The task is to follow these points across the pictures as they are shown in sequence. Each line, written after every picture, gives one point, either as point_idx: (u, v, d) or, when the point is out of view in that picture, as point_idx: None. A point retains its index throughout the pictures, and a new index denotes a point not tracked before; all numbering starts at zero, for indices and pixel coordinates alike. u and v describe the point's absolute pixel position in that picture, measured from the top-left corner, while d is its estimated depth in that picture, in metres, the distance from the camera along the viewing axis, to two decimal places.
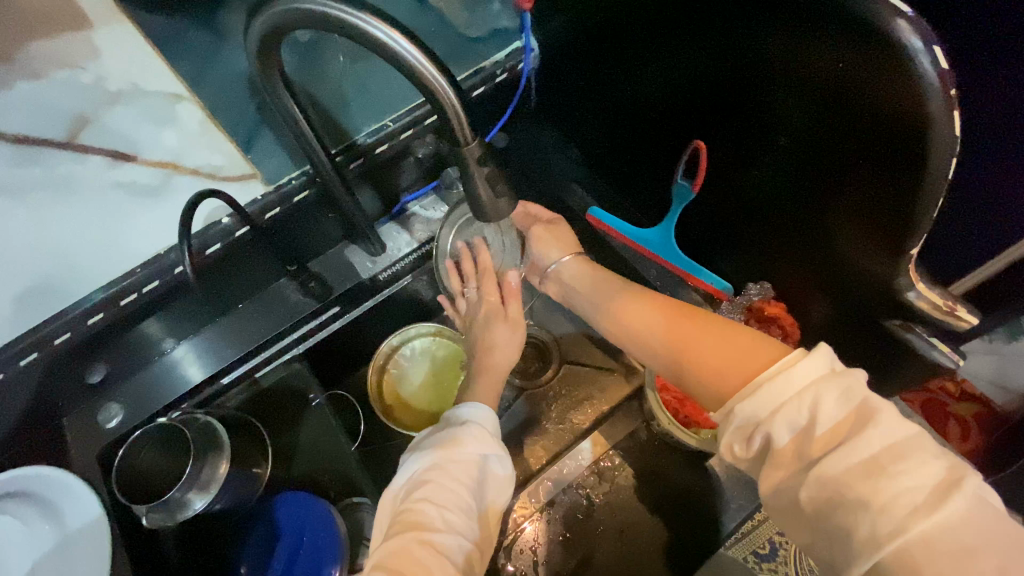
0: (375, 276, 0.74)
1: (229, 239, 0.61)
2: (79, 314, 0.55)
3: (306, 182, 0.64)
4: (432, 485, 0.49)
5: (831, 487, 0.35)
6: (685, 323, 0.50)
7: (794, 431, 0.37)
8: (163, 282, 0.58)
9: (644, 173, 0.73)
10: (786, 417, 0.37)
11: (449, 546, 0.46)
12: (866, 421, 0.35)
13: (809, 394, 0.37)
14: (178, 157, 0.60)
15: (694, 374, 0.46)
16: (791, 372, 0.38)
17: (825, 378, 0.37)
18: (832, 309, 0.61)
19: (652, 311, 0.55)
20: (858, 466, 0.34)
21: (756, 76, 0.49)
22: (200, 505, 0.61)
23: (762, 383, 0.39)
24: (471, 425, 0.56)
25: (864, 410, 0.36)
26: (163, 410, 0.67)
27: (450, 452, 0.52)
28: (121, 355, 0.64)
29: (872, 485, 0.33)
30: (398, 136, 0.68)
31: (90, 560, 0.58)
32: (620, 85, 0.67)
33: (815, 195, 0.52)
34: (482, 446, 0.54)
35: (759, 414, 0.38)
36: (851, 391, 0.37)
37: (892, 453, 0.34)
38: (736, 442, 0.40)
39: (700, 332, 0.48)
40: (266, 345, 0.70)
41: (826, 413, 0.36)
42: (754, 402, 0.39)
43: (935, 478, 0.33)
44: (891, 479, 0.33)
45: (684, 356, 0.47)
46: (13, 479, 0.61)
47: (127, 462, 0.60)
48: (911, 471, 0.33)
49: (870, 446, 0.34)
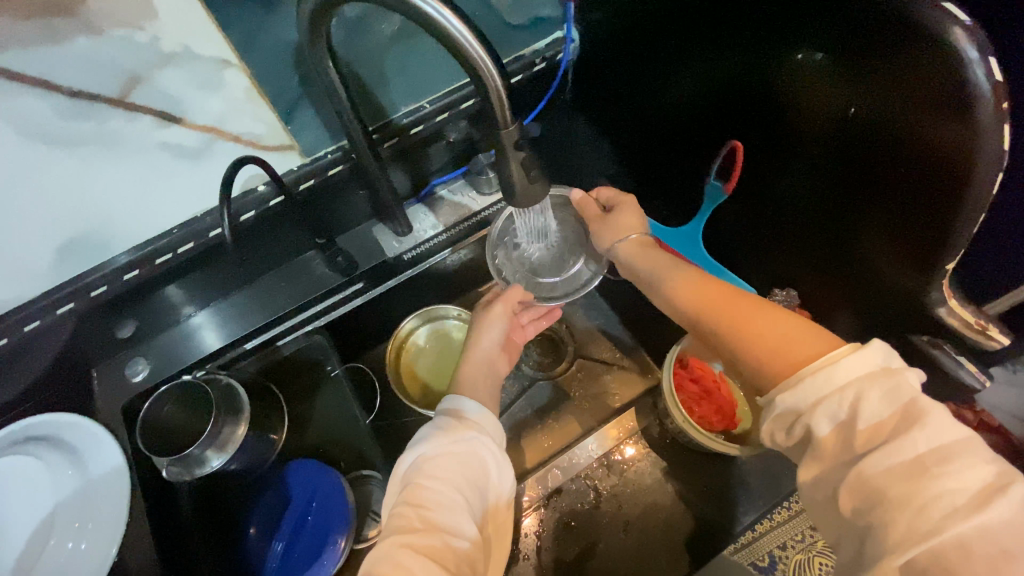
0: (399, 255, 0.75)
1: (262, 208, 0.64)
2: (114, 272, 0.58)
3: (341, 157, 0.65)
4: (420, 487, 0.50)
5: (871, 485, 0.35)
6: (746, 304, 0.49)
7: (835, 422, 0.38)
8: (198, 245, 0.60)
9: (675, 171, 0.73)
10: (825, 411, 0.38)
11: (440, 547, 0.45)
12: (912, 422, 0.35)
13: (852, 389, 0.38)
14: (223, 121, 0.60)
15: (748, 358, 0.46)
16: (836, 366, 0.39)
17: (873, 375, 0.38)
18: (858, 323, 0.60)
19: (710, 291, 0.53)
20: (902, 466, 0.35)
21: (799, 86, 0.49)
22: (217, 463, 0.63)
23: (805, 375, 0.40)
24: (453, 423, 0.56)
25: (912, 410, 0.36)
26: (187, 369, 0.69)
27: (437, 452, 0.53)
28: (146, 314, 0.68)
29: (917, 486, 0.34)
30: (434, 118, 0.69)
31: (111, 512, 0.61)
32: (660, 83, 0.66)
33: (850, 204, 0.52)
34: (467, 445, 0.54)
35: (799, 406, 0.39)
36: (898, 390, 0.37)
37: (938, 455, 0.34)
38: (776, 429, 0.41)
39: (757, 319, 0.47)
40: (294, 311, 0.72)
41: (869, 410, 0.37)
42: (796, 391, 0.39)
43: (980, 483, 0.33)
44: (934, 479, 0.33)
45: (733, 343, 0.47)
46: (38, 424, 0.65)
47: (150, 417, 0.62)
48: (955, 473, 0.33)
49: (915, 447, 0.35)
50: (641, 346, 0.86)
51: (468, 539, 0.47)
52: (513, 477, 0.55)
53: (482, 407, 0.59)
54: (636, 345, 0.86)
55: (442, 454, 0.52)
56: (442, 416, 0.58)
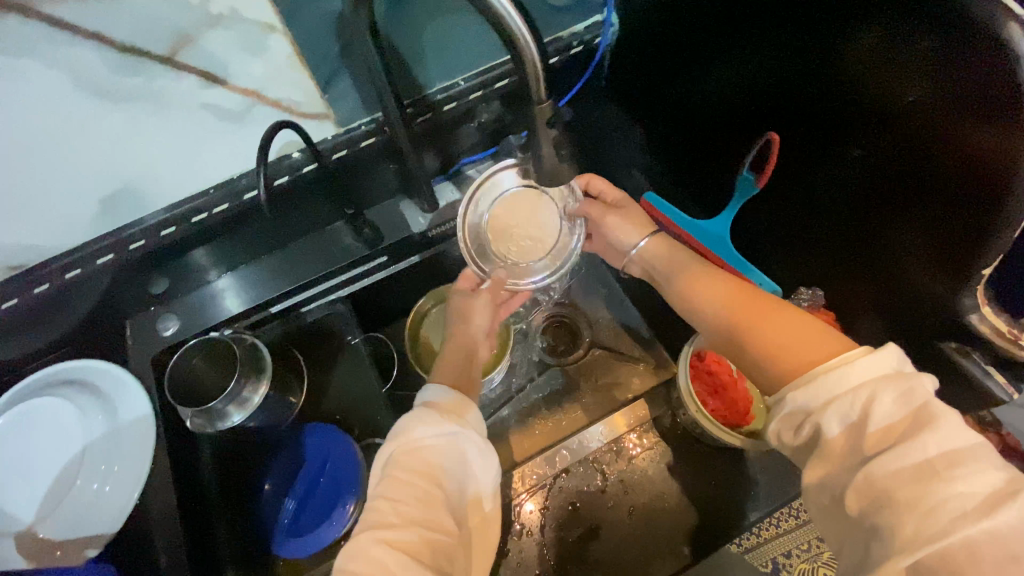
0: (424, 233, 0.76)
1: (295, 174, 0.66)
2: (152, 227, 0.61)
3: (375, 130, 0.66)
4: (397, 480, 0.48)
5: (879, 486, 0.35)
6: (757, 302, 0.49)
7: (845, 423, 0.38)
8: (232, 207, 0.63)
9: (712, 165, 0.71)
10: (834, 411, 0.38)
11: (415, 543, 0.44)
12: (924, 425, 0.35)
13: (865, 390, 0.37)
14: (264, 87, 0.59)
15: (760, 354, 0.46)
16: (851, 367, 0.38)
17: (887, 378, 0.37)
18: (884, 328, 0.59)
19: (726, 289, 0.52)
20: (912, 469, 0.34)
21: (843, 81, 0.48)
22: (237, 419, 0.66)
23: (818, 374, 0.40)
24: (436, 412, 0.53)
25: (924, 413, 0.35)
26: (215, 326, 0.72)
27: (416, 444, 0.50)
28: (176, 273, 0.70)
29: (926, 489, 0.33)
30: (469, 95, 0.69)
31: (136, 458, 0.64)
32: (700, 73, 0.65)
33: (885, 204, 0.51)
34: (451, 438, 0.51)
35: (809, 405, 0.39)
36: (912, 393, 0.36)
37: (949, 459, 0.33)
38: (785, 429, 0.41)
39: (774, 316, 0.47)
40: (320, 280, 0.74)
41: (880, 412, 0.36)
42: (806, 392, 0.40)
43: (990, 487, 0.32)
44: (944, 483, 0.33)
45: (749, 339, 0.47)
46: (74, 368, 0.69)
47: (177, 369, 0.64)
48: (966, 478, 0.33)
49: (926, 450, 0.34)
50: (658, 340, 0.86)
51: (448, 533, 0.46)
52: (498, 468, 0.54)
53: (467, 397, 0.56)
54: (653, 338, 0.86)
55: (421, 446, 0.50)
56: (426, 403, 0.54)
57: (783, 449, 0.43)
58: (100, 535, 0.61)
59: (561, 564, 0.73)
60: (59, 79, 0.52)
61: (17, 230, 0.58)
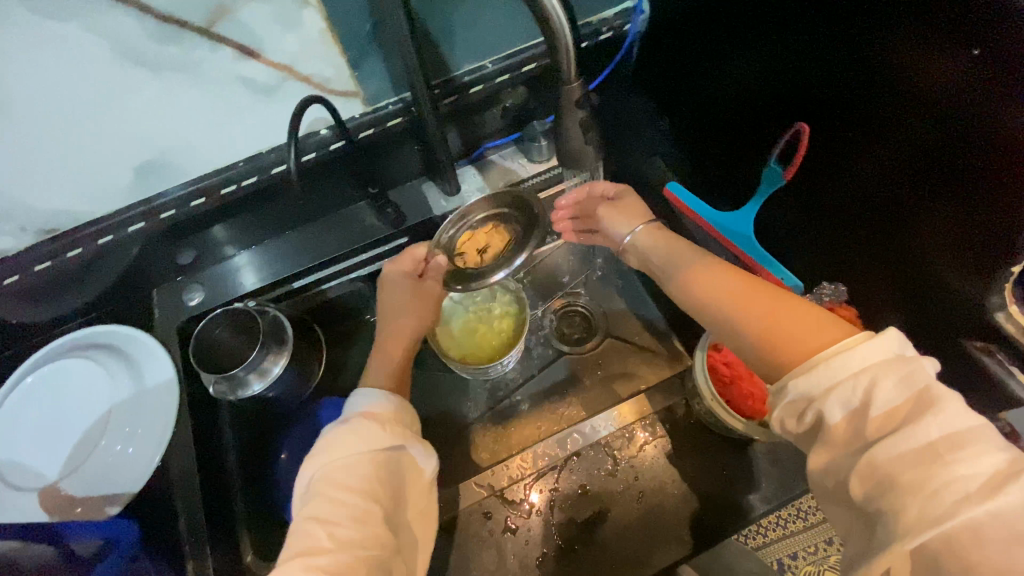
0: (445, 215, 0.76)
1: (322, 151, 0.68)
2: (181, 197, 0.65)
3: (402, 110, 0.69)
4: (331, 496, 0.48)
5: (883, 470, 0.35)
6: (749, 283, 0.48)
7: (848, 410, 0.37)
8: (261, 179, 0.67)
9: (736, 155, 0.70)
10: (837, 397, 0.37)
11: (350, 562, 0.44)
12: (926, 408, 0.35)
13: (866, 375, 0.37)
14: (296, 63, 0.58)
15: (758, 342, 0.44)
16: (854, 351, 0.38)
17: (888, 362, 0.37)
18: (905, 325, 0.59)
19: (719, 278, 0.50)
20: (914, 453, 0.34)
21: (881, 72, 0.47)
22: (258, 388, 0.67)
23: (819, 360, 0.39)
24: (365, 426, 0.53)
25: (925, 397, 0.35)
26: (240, 297, 0.73)
27: (349, 458, 0.51)
28: (201, 243, 0.73)
29: (927, 472, 0.33)
30: (495, 79, 0.71)
31: (159, 420, 0.66)
32: (728, 63, 0.65)
33: (910, 198, 0.50)
34: (387, 446, 0.53)
35: (812, 391, 0.38)
36: (912, 376, 0.36)
37: (952, 442, 0.33)
38: (787, 417, 0.41)
39: (769, 298, 0.46)
40: (343, 258, 0.75)
41: (882, 396, 0.36)
42: (807, 379, 0.39)
43: (993, 469, 0.32)
44: (947, 466, 0.32)
45: (745, 320, 0.46)
46: (105, 333, 0.71)
47: (203, 334, 0.66)
48: (969, 460, 0.32)
49: (928, 433, 0.34)
50: (673, 333, 0.86)
51: (383, 546, 0.47)
52: (430, 472, 0.57)
53: (399, 403, 0.58)
54: (668, 330, 0.86)
55: (354, 460, 0.51)
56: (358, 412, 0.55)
57: (785, 436, 0.43)
58: (121, 495, 0.62)
59: (566, 544, 0.73)
60: (99, 48, 0.49)
61: (52, 197, 0.59)
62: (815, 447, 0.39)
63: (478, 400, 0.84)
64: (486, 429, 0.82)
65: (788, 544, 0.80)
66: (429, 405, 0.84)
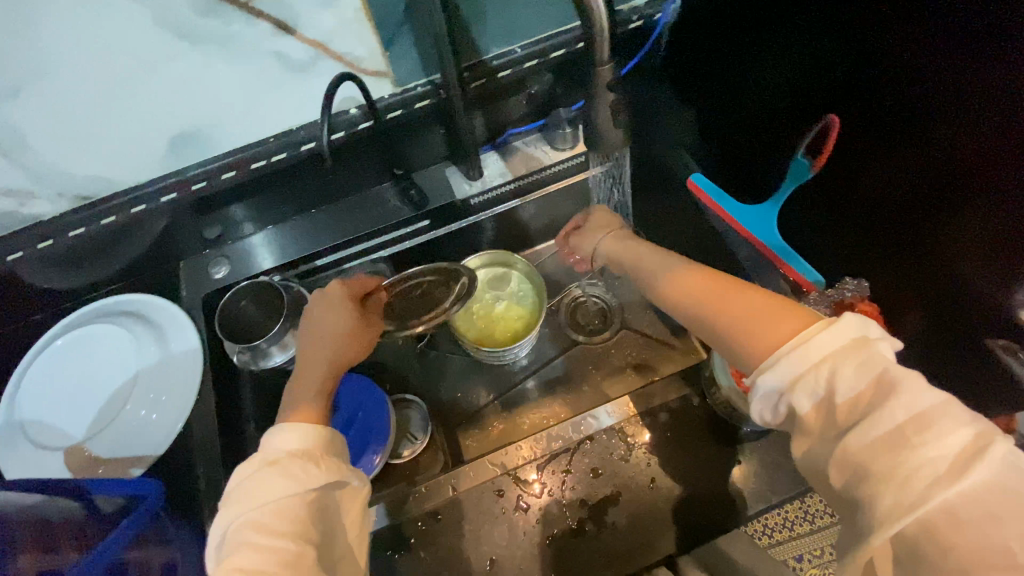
0: (467, 199, 0.77)
1: (351, 130, 0.68)
2: (214, 169, 0.66)
3: (430, 91, 0.69)
4: (250, 548, 0.40)
5: (855, 460, 0.35)
6: (717, 281, 0.48)
7: (815, 400, 0.37)
8: (290, 155, 0.68)
9: (761, 150, 0.70)
10: (802, 389, 0.38)
11: None
12: (888, 392, 0.35)
13: (827, 364, 0.37)
14: (330, 40, 0.59)
15: (731, 337, 0.44)
16: (810, 345, 0.38)
17: (847, 349, 0.37)
18: (926, 325, 0.58)
19: (692, 278, 0.50)
20: (881, 440, 0.34)
21: (925, 71, 0.46)
22: (279, 360, 0.68)
23: (781, 356, 0.39)
24: (287, 463, 0.45)
25: (885, 380, 0.35)
26: (267, 271, 0.75)
27: (268, 503, 0.42)
28: (234, 219, 0.75)
29: (895, 459, 0.33)
30: (524, 64, 0.71)
31: (183, 387, 0.68)
32: (756, 57, 0.65)
33: (935, 197, 0.50)
34: (320, 484, 0.45)
35: (778, 386, 0.39)
36: (872, 360, 0.36)
37: (917, 424, 0.33)
38: (764, 411, 0.41)
39: (735, 294, 0.46)
40: (368, 237, 0.76)
41: (845, 383, 0.36)
42: (775, 372, 0.39)
43: (959, 448, 0.32)
44: (914, 450, 0.33)
45: (716, 317, 0.46)
46: (134, 301, 0.73)
47: (229, 306, 0.67)
48: (935, 441, 0.33)
49: (893, 417, 0.34)
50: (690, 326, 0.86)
51: None
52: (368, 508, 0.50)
53: (326, 432, 0.50)
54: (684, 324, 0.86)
55: (274, 505, 0.42)
56: (282, 450, 0.47)
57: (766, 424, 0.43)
58: (145, 456, 0.65)
59: (579, 525, 0.62)
60: (139, 13, 0.50)
61: (89, 163, 0.61)
62: (794, 438, 0.40)
63: (491, 384, 0.85)
64: (496, 412, 0.83)
65: (799, 543, 0.80)
66: (444, 386, 0.85)
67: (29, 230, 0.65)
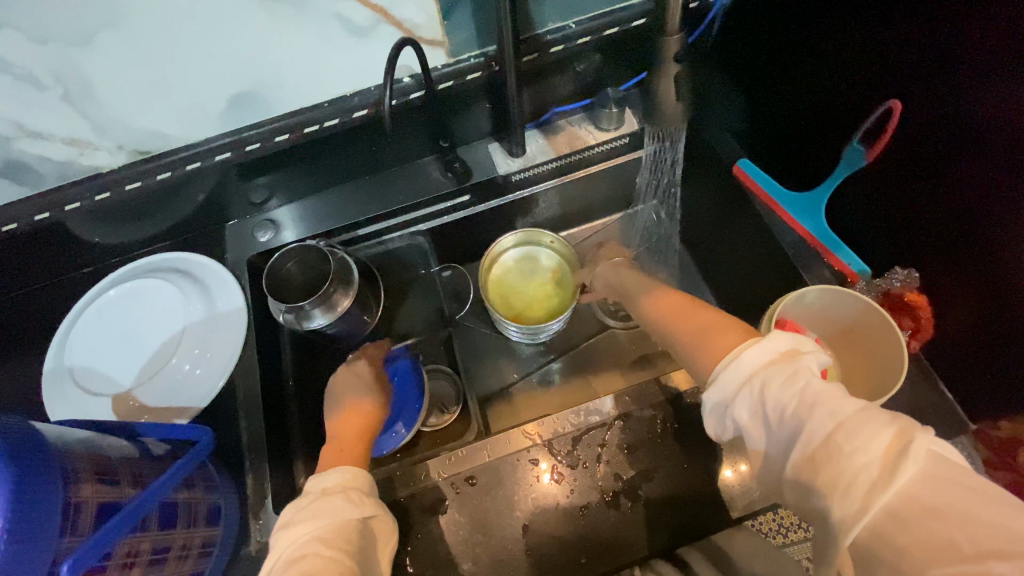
0: (509, 175, 0.77)
1: (404, 99, 0.70)
2: (269, 132, 0.68)
3: (483, 63, 0.70)
4: (310, 553, 0.45)
5: (803, 476, 0.37)
6: (686, 304, 0.55)
7: (753, 411, 0.41)
8: (341, 122, 0.70)
9: (807, 141, 0.71)
10: (741, 402, 0.41)
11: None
12: (811, 403, 0.38)
13: (758, 378, 0.41)
14: (391, 5, 0.59)
15: (686, 352, 0.50)
16: (739, 361, 0.42)
17: (773, 365, 0.41)
18: (970, 321, 0.59)
19: (664, 300, 0.58)
20: (816, 452, 0.36)
21: (1002, 62, 0.45)
22: (320, 322, 0.70)
23: (718, 370, 0.43)
24: (337, 489, 0.52)
25: (809, 393, 0.38)
26: (312, 236, 0.76)
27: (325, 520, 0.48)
28: (282, 185, 0.76)
29: (832, 469, 0.35)
30: (577, 40, 0.71)
31: (228, 346, 0.70)
32: (809, 47, 0.64)
33: (988, 197, 0.52)
34: (365, 508, 0.51)
35: (720, 400, 0.42)
36: (797, 374, 0.39)
37: (845, 431, 0.36)
38: (715, 424, 0.44)
39: (695, 313, 0.52)
40: (408, 209, 0.77)
41: (773, 396, 0.39)
42: (716, 388, 0.42)
43: (885, 448, 0.34)
44: (847, 459, 0.35)
45: (681, 331, 0.52)
46: (184, 261, 0.75)
47: (275, 268, 0.69)
48: (863, 446, 0.35)
49: (822, 428, 0.36)
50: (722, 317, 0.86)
51: None
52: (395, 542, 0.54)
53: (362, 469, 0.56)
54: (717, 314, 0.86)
55: (328, 519, 0.49)
56: (331, 480, 0.53)
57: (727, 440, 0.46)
58: (189, 409, 0.67)
59: (613, 497, 0.63)
60: None
61: (151, 119, 0.63)
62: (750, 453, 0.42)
63: (522, 361, 0.86)
64: (525, 389, 0.84)
65: None
66: (473, 362, 0.86)
67: (87, 180, 0.67)
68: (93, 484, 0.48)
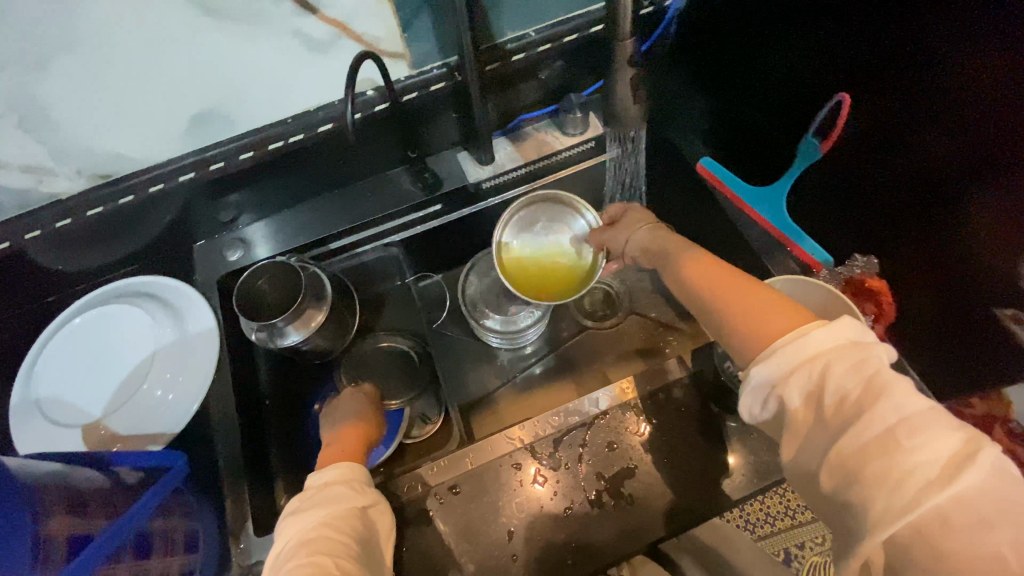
0: (479, 183, 0.78)
1: (369, 111, 0.70)
2: (235, 150, 0.68)
3: (446, 74, 0.71)
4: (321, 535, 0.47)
5: (848, 464, 0.35)
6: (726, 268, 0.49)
7: (806, 394, 0.38)
8: (307, 136, 0.70)
9: (767, 135, 0.73)
10: (794, 383, 0.38)
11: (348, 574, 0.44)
12: (878, 394, 0.35)
13: (819, 361, 0.38)
14: (350, 19, 0.60)
15: (724, 323, 0.45)
16: (806, 339, 0.39)
17: (840, 349, 0.38)
18: (931, 304, 0.62)
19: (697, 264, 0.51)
20: (873, 442, 0.34)
21: (942, 51, 0.48)
22: (294, 339, 0.69)
23: (777, 347, 0.40)
24: (342, 479, 0.53)
25: (877, 383, 0.36)
26: (283, 252, 0.75)
27: (331, 508, 0.50)
28: (249, 202, 0.76)
29: (885, 461, 0.34)
30: (537, 48, 0.72)
31: (200, 367, 0.68)
32: (764, 44, 0.66)
33: (946, 184, 0.53)
34: (364, 500, 0.52)
35: (772, 379, 0.39)
36: (866, 363, 0.37)
37: (910, 427, 0.34)
38: (753, 403, 0.41)
39: (745, 283, 0.47)
40: (377, 220, 0.77)
41: (836, 381, 0.37)
42: (770, 365, 0.39)
43: (952, 451, 0.33)
44: (905, 454, 0.33)
45: (720, 299, 0.46)
46: (149, 283, 0.73)
47: (247, 284, 0.68)
48: (927, 445, 0.33)
49: (885, 421, 0.34)
50: None
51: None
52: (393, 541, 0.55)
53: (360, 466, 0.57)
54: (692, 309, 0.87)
55: (334, 508, 0.50)
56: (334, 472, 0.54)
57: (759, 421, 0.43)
58: (163, 435, 0.65)
59: (597, 497, 0.63)
60: None
61: (114, 141, 0.62)
62: (784, 437, 0.40)
63: (503, 366, 0.86)
64: (507, 394, 0.84)
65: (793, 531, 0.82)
66: (453, 370, 0.86)
67: (49, 207, 0.65)
68: (64, 518, 0.47)
